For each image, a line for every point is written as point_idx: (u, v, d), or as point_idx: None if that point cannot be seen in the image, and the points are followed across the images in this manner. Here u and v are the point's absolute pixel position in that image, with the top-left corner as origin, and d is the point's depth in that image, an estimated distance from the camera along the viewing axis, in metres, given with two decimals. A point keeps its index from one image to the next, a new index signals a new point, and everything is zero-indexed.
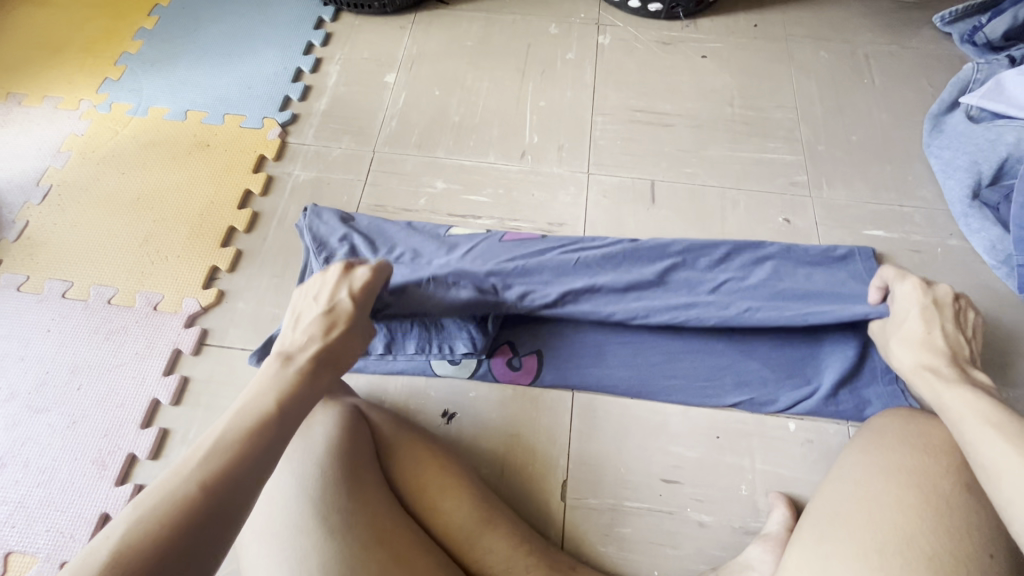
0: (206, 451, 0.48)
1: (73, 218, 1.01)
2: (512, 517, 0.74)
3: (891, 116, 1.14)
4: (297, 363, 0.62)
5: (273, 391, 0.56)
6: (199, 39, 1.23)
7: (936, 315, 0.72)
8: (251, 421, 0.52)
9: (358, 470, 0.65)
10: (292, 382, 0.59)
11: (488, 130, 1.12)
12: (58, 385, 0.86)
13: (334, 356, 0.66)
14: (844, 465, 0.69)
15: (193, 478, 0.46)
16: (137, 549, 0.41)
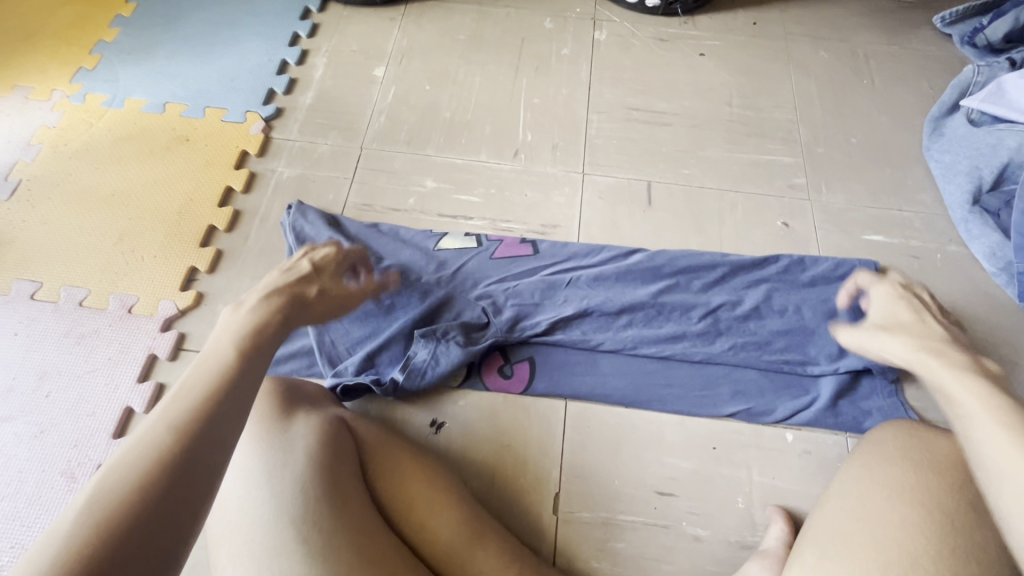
0: (163, 419, 0.40)
1: (43, 215, 0.96)
2: (501, 532, 0.71)
3: (891, 118, 1.12)
4: (258, 304, 0.55)
5: (233, 338, 0.48)
6: (179, 28, 1.18)
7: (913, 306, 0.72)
8: (215, 377, 0.44)
9: (340, 485, 0.62)
10: (259, 319, 0.52)
11: (480, 128, 1.09)
12: (25, 392, 0.82)
13: (303, 299, 0.60)
14: (844, 479, 0.67)
15: (145, 451, 0.38)
16: (88, 540, 0.34)
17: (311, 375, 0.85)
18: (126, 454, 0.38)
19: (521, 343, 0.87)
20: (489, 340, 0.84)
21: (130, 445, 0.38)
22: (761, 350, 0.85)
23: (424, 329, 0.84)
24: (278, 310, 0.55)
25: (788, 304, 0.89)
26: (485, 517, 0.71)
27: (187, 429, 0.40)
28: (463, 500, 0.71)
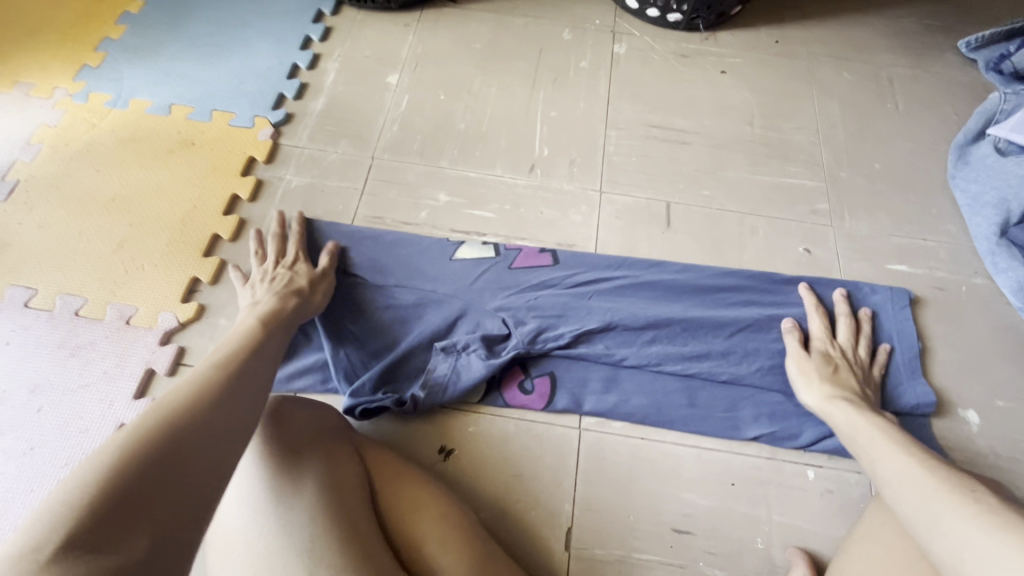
0: (166, 403, 0.47)
1: (40, 218, 0.92)
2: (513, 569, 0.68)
3: (915, 143, 1.09)
4: (251, 318, 0.68)
5: (232, 342, 0.60)
6: (188, 27, 1.15)
7: (841, 363, 0.79)
8: (212, 379, 0.52)
9: (351, 516, 0.58)
10: (253, 327, 0.65)
11: (496, 141, 1.06)
12: (16, 405, 0.78)
13: (291, 305, 0.74)
14: (873, 524, 0.64)
15: (150, 427, 0.44)
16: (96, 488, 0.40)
17: (324, 392, 0.81)
18: (130, 433, 0.44)
19: (542, 355, 0.84)
20: (512, 352, 0.82)
21: (137, 425, 0.44)
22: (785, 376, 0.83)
23: (444, 341, 0.82)
24: (267, 320, 0.68)
25: None
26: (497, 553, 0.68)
27: (184, 417, 0.46)
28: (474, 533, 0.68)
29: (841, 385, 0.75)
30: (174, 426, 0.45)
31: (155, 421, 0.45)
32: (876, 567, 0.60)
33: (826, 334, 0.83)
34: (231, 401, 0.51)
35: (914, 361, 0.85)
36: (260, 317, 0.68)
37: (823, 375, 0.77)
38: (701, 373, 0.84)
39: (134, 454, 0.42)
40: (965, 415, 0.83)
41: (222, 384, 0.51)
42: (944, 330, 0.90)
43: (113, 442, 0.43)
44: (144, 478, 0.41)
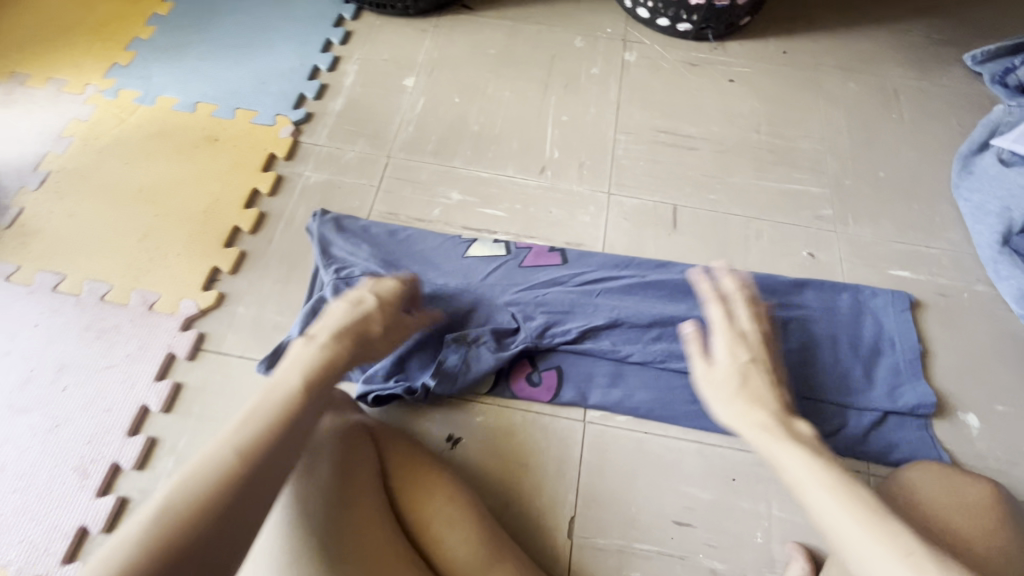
0: (201, 475, 0.42)
1: (70, 207, 0.96)
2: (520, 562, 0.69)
3: (919, 153, 1.11)
4: (330, 340, 0.59)
5: (296, 376, 0.53)
6: (214, 29, 1.19)
7: (761, 364, 0.61)
8: (261, 439, 0.46)
9: (362, 499, 0.62)
10: (330, 360, 0.56)
11: (508, 143, 1.09)
12: (43, 384, 0.81)
13: (373, 334, 0.65)
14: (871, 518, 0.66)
15: (177, 512, 0.40)
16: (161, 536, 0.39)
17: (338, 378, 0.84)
18: (192, 477, 0.42)
19: (549, 350, 0.86)
20: (521, 345, 0.84)
21: (165, 505, 0.40)
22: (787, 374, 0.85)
23: (455, 333, 0.84)
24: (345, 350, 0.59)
25: (820, 335, 0.88)
26: (504, 546, 0.69)
27: (218, 501, 0.41)
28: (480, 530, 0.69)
29: (769, 400, 0.57)
30: (226, 490, 0.42)
31: (186, 505, 0.40)
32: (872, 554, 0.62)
33: (727, 336, 0.64)
34: (273, 473, 0.45)
35: (913, 365, 0.87)
36: (339, 344, 0.59)
37: (749, 392, 0.57)
38: None
39: (155, 549, 0.38)
40: (965, 418, 0.85)
41: (267, 450, 0.45)
42: (945, 335, 0.91)
43: (139, 527, 0.39)
44: (223, 513, 0.41)
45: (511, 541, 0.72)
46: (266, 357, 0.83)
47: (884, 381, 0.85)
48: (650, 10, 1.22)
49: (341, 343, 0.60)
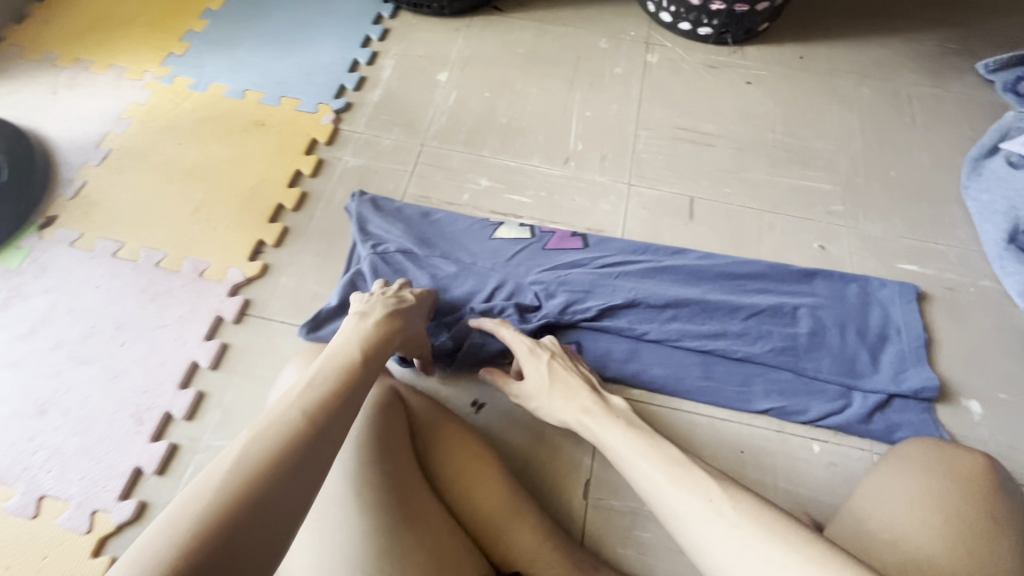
0: (273, 430, 0.45)
1: (129, 182, 1.04)
2: (547, 523, 0.73)
3: (930, 155, 1.15)
4: (381, 317, 0.68)
5: (353, 349, 0.59)
6: (262, 24, 1.28)
7: (561, 360, 0.76)
8: (326, 402, 0.50)
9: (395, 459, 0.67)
10: (385, 335, 0.65)
11: (534, 135, 1.15)
12: (102, 340, 0.89)
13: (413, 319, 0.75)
14: (872, 481, 0.71)
15: (253, 462, 0.42)
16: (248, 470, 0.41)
17: None
18: (265, 428, 0.45)
19: (569, 326, 0.91)
20: (542, 320, 0.89)
21: (241, 454, 0.42)
22: (795, 356, 0.90)
23: (482, 307, 0.90)
24: (395, 325, 0.68)
25: (829, 321, 0.93)
26: (528, 507, 0.73)
27: (292, 451, 0.44)
28: (509, 492, 0.73)
29: (579, 386, 0.70)
30: (302, 436, 0.45)
31: (263, 453, 0.43)
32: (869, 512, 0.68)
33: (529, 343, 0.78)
34: (337, 432, 0.49)
35: (919, 352, 0.91)
36: (391, 320, 0.69)
37: (561, 387, 0.71)
38: (717, 349, 0.90)
39: (244, 476, 0.41)
40: (967, 404, 0.88)
41: (332, 410, 0.49)
42: (950, 326, 0.95)
43: (221, 474, 0.41)
44: (299, 455, 0.44)
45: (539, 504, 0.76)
46: (306, 323, 0.88)
47: (889, 366, 0.90)
48: (672, 14, 1.28)
49: (392, 320, 0.69)
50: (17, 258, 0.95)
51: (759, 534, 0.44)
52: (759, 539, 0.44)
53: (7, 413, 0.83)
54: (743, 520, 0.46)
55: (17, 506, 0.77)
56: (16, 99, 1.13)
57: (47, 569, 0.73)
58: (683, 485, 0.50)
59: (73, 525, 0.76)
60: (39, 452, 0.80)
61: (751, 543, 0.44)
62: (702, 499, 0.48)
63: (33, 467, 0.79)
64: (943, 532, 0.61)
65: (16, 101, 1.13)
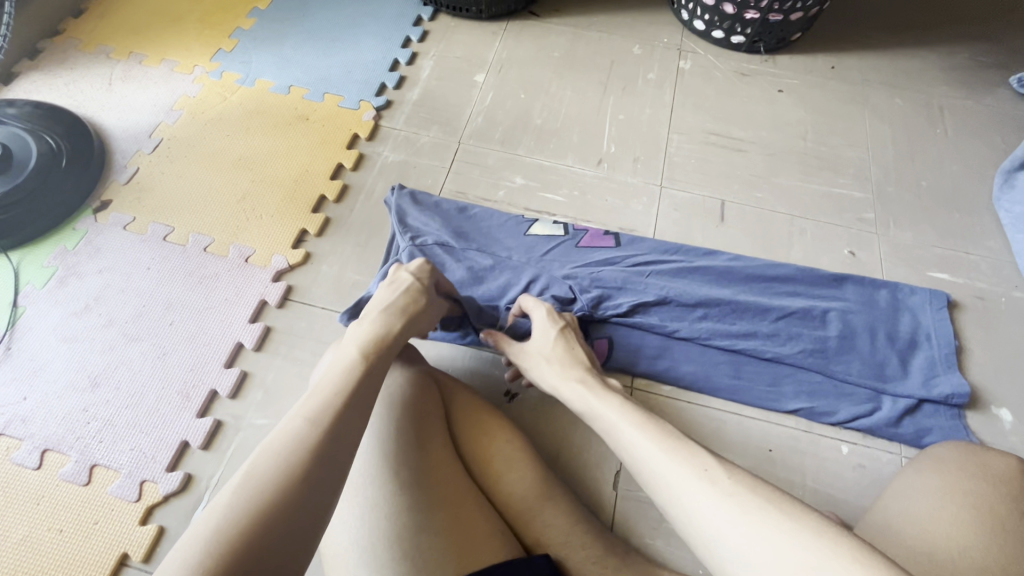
0: (280, 443, 0.44)
1: (179, 170, 1.08)
2: (575, 506, 0.74)
3: (963, 166, 1.16)
4: (383, 319, 0.63)
5: (353, 352, 0.56)
6: (307, 23, 1.32)
7: (571, 333, 0.78)
8: (332, 407, 0.49)
9: (430, 439, 0.67)
10: (384, 337, 0.60)
11: (568, 136, 1.18)
12: (152, 318, 0.92)
13: (424, 307, 0.69)
14: (909, 483, 0.73)
15: (263, 478, 0.42)
16: (262, 484, 0.41)
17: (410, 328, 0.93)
18: (280, 438, 0.45)
19: (601, 321, 0.93)
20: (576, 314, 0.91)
21: (250, 471, 0.42)
22: (825, 359, 0.91)
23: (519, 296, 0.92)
24: (400, 325, 0.63)
25: (859, 325, 0.93)
26: (559, 492, 0.74)
27: (303, 463, 0.43)
28: (540, 475, 0.74)
29: (578, 361, 0.73)
30: (317, 441, 0.45)
31: (272, 469, 0.42)
32: (905, 512, 0.69)
33: (546, 313, 0.79)
34: (350, 435, 0.48)
35: (950, 358, 0.92)
36: (394, 320, 0.64)
37: (558, 357, 0.74)
38: (747, 349, 0.92)
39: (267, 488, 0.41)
40: (998, 412, 0.89)
41: (340, 415, 0.48)
42: (981, 335, 0.96)
43: (230, 493, 0.41)
44: (314, 461, 0.44)
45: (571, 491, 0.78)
46: (346, 309, 0.90)
47: (920, 371, 0.90)
48: (706, 22, 1.30)
49: (395, 321, 0.64)
50: (73, 239, 0.99)
51: (754, 503, 0.45)
52: (754, 509, 0.44)
53: (62, 384, 0.86)
54: (741, 491, 0.46)
55: (69, 473, 0.80)
56: (73, 89, 1.18)
57: (98, 533, 0.76)
58: (678, 455, 0.51)
59: (122, 493, 0.79)
60: (91, 423, 0.84)
61: (744, 513, 0.44)
62: (696, 470, 0.49)
63: (86, 437, 0.82)
64: (981, 539, 0.61)
65: (74, 91, 1.18)
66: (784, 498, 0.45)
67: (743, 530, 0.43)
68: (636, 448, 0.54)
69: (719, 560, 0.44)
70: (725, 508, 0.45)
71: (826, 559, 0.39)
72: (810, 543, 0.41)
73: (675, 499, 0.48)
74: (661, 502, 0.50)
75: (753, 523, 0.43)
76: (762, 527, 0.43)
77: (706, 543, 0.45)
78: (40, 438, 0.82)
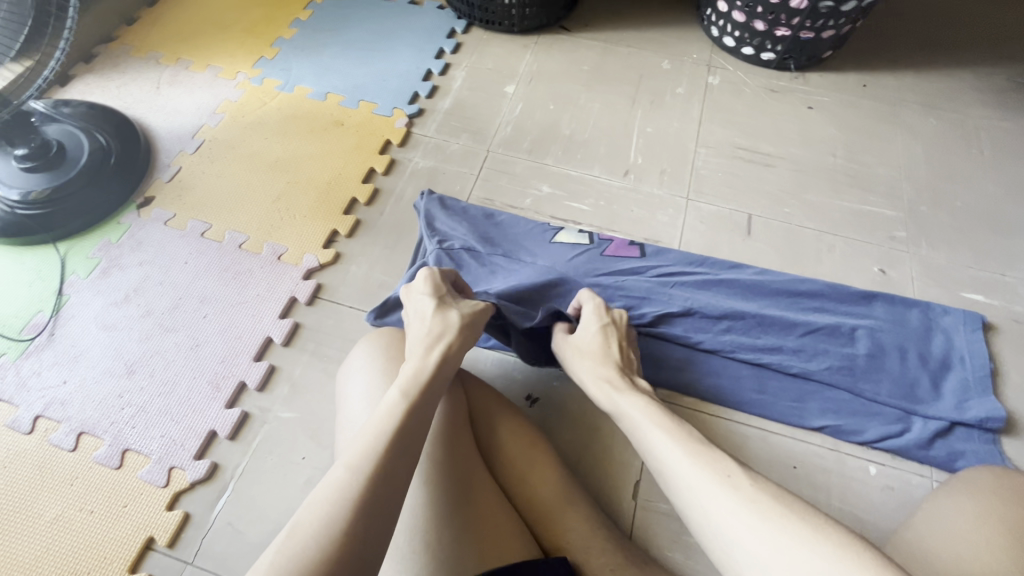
0: (325, 497, 0.44)
1: (218, 170, 1.13)
2: (595, 512, 0.74)
3: (1000, 187, 1.14)
4: (421, 351, 0.62)
5: (394, 392, 0.55)
6: (345, 34, 1.37)
7: (614, 336, 0.77)
8: (374, 452, 0.48)
9: (457, 432, 0.68)
10: (425, 370, 0.59)
11: (595, 147, 1.19)
12: (187, 311, 0.96)
13: (456, 325, 0.66)
14: (947, 507, 0.70)
15: (306, 534, 0.42)
16: (307, 540, 0.41)
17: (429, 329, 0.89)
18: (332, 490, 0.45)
19: None
20: None
21: (292, 530, 0.42)
22: (852, 377, 0.89)
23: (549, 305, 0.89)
24: (436, 354, 0.61)
25: (890, 344, 0.92)
26: (580, 496, 0.74)
27: (346, 520, 0.43)
28: (563, 481, 0.74)
29: (612, 360, 0.73)
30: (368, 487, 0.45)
31: (314, 528, 0.42)
32: (945, 539, 0.66)
33: (596, 305, 0.80)
34: (393, 486, 0.46)
35: (985, 381, 0.89)
36: (431, 350, 0.62)
37: (594, 353, 0.74)
38: (772, 363, 0.91)
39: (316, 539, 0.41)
40: None
41: (382, 461, 0.47)
42: (1019, 359, 0.93)
43: (275, 551, 0.41)
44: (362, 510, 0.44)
45: (593, 499, 0.78)
46: (373, 309, 0.92)
47: (952, 393, 0.88)
48: (736, 39, 1.31)
49: (431, 349, 0.62)
50: (117, 233, 1.04)
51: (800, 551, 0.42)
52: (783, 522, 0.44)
53: (100, 370, 0.90)
54: (761, 497, 0.47)
55: (103, 456, 0.82)
56: (124, 92, 1.24)
57: (127, 516, 0.78)
58: (709, 471, 0.51)
59: (151, 478, 0.81)
60: (125, 408, 0.86)
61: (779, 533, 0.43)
62: (730, 485, 0.49)
63: (120, 422, 0.85)
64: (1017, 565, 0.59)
65: (124, 94, 1.24)
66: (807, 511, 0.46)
67: (763, 538, 0.44)
68: (674, 466, 0.53)
69: (734, 566, 0.45)
70: (734, 504, 0.47)
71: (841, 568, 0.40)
72: (831, 555, 0.41)
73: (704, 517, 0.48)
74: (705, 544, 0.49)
75: (773, 532, 0.44)
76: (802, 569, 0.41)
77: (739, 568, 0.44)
78: (77, 421, 0.85)
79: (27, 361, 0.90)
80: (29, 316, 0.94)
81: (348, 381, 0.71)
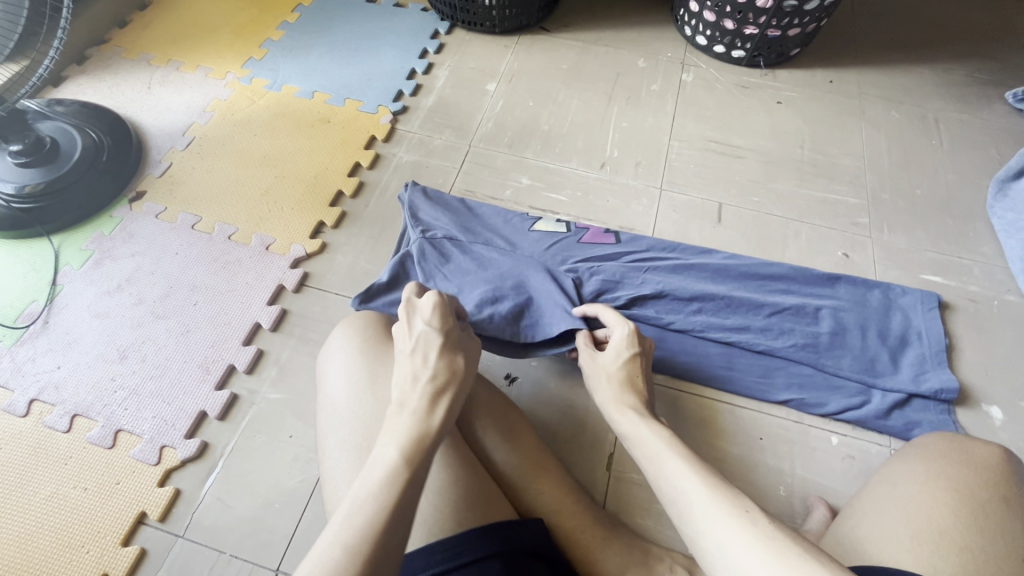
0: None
1: (209, 165, 1.16)
2: (565, 477, 0.78)
3: (957, 176, 1.19)
4: (423, 404, 0.54)
5: (393, 450, 0.50)
6: (332, 35, 1.41)
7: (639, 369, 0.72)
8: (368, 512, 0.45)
9: None
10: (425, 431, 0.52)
11: (574, 141, 1.24)
12: (178, 299, 0.99)
13: (462, 372, 0.58)
14: (895, 470, 0.69)
15: None
16: None
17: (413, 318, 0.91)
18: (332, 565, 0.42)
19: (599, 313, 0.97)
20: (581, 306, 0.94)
21: None
22: (816, 353, 0.93)
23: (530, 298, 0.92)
24: (439, 412, 0.54)
25: (852, 323, 0.96)
26: (551, 464, 0.78)
27: None
28: (534, 445, 0.78)
29: (635, 391, 0.69)
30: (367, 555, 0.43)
31: None
32: (890, 498, 0.65)
33: (628, 331, 0.74)
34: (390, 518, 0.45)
35: (942, 355, 0.94)
36: (435, 405, 0.54)
37: (618, 380, 0.70)
38: (740, 342, 0.95)
39: None
40: (988, 410, 0.91)
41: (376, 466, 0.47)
42: (973, 335, 0.98)
43: None
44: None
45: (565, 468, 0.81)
46: (358, 295, 0.95)
47: (911, 368, 0.92)
48: (708, 38, 1.37)
49: (437, 404, 0.55)
50: (109, 225, 1.07)
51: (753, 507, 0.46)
52: None
53: (93, 355, 0.93)
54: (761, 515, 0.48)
55: (96, 437, 0.85)
56: (116, 92, 1.28)
57: (118, 494, 0.81)
58: None
59: (143, 456, 0.84)
60: (118, 391, 0.89)
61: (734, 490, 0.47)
62: None
63: (112, 404, 0.88)
64: (957, 520, 0.58)
65: (116, 93, 1.28)
66: (815, 552, 0.44)
67: (730, 529, 0.47)
68: None
69: (703, 530, 0.49)
70: None
71: (796, 551, 0.44)
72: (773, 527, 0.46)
73: (700, 521, 0.49)
74: (674, 509, 0.52)
75: (755, 536, 0.45)
76: (753, 542, 0.45)
77: (701, 540, 0.49)
78: (71, 404, 0.88)
79: (22, 349, 0.93)
80: (23, 305, 0.97)
81: (329, 364, 0.73)
